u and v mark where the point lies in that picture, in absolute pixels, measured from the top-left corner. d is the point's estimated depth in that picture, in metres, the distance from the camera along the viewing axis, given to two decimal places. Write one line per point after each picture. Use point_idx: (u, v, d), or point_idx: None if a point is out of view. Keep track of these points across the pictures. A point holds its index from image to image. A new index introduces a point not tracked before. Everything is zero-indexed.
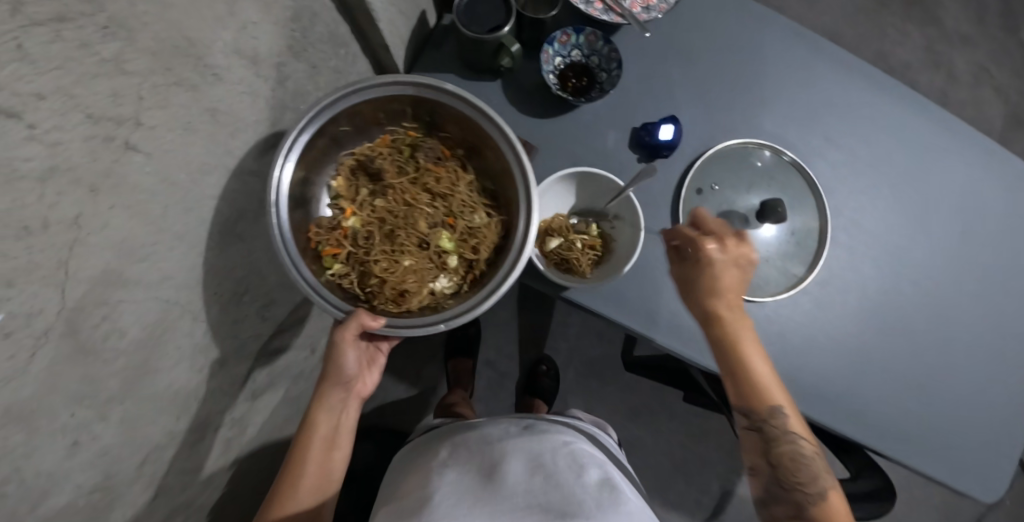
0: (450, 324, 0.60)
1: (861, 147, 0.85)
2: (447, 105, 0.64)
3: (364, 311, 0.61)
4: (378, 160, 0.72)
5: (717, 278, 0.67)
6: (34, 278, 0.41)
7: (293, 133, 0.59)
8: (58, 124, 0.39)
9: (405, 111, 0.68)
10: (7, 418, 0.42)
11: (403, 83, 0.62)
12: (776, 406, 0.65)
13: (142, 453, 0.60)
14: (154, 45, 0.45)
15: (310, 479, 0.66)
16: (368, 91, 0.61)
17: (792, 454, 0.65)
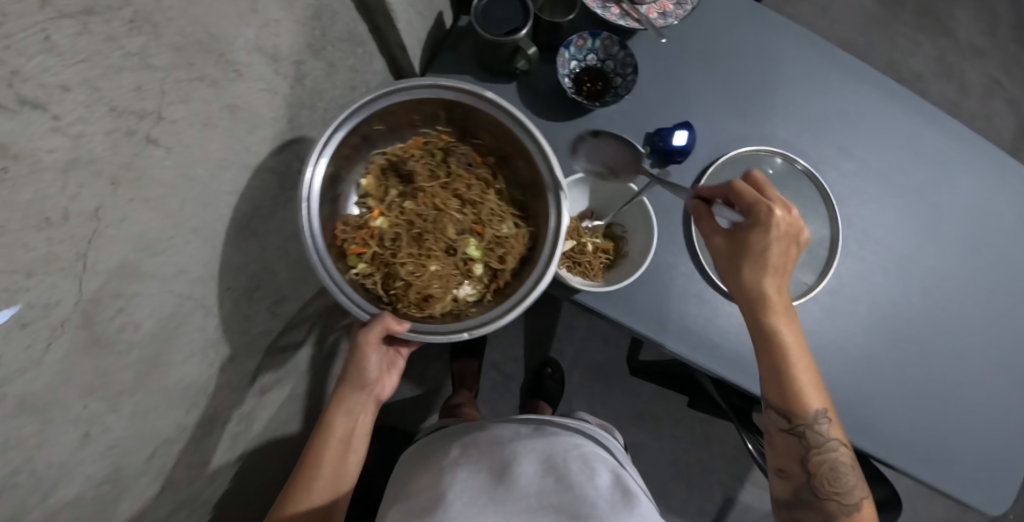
0: (473, 335, 0.61)
1: (873, 157, 0.85)
2: (480, 111, 0.66)
3: (389, 315, 0.62)
4: (410, 162, 0.74)
5: (767, 260, 0.66)
6: (52, 269, 0.41)
7: (333, 131, 0.60)
8: (82, 116, 0.39)
9: (439, 114, 0.70)
10: (21, 407, 0.42)
11: (440, 87, 0.63)
12: (818, 412, 0.67)
13: (151, 446, 0.60)
14: (178, 40, 0.45)
15: (325, 477, 0.67)
16: (406, 91, 0.63)
17: (830, 461, 0.67)
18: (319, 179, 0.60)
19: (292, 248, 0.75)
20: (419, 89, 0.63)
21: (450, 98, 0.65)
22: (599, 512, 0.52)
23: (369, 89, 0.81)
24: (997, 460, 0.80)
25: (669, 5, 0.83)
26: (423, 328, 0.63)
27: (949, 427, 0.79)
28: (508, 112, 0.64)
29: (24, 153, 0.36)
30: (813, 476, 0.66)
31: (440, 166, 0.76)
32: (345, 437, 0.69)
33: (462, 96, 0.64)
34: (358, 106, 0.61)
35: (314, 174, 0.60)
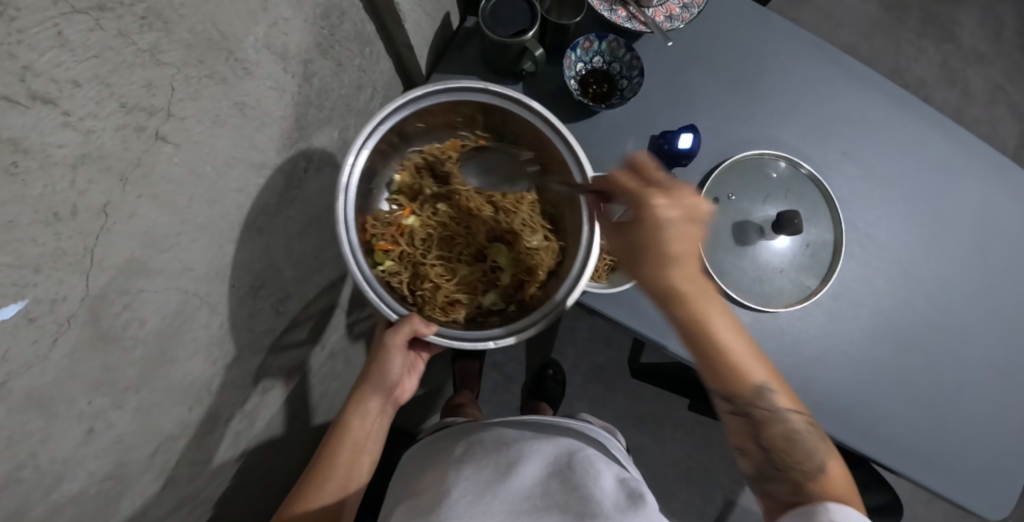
0: (498, 343, 0.64)
1: (877, 161, 0.85)
2: (515, 115, 0.69)
3: (417, 317, 0.65)
4: (447, 164, 0.78)
5: (669, 244, 0.55)
6: (60, 264, 0.41)
7: (377, 121, 0.64)
8: (92, 112, 0.39)
9: (476, 119, 0.73)
10: (26, 402, 0.42)
11: (480, 90, 0.67)
12: (761, 386, 0.59)
13: (155, 442, 0.60)
14: (189, 38, 0.45)
15: (339, 477, 0.66)
16: (449, 94, 0.67)
17: (783, 431, 0.60)
18: (356, 172, 0.64)
19: (297, 246, 0.75)
20: (459, 88, 0.67)
21: (487, 103, 0.69)
22: (606, 509, 0.52)
23: (375, 88, 0.81)
24: (1000, 467, 0.79)
25: (676, 8, 0.83)
26: (450, 334, 0.64)
27: (951, 432, 0.79)
28: (543, 120, 0.67)
29: (34, 148, 0.36)
30: (770, 451, 0.60)
31: (477, 169, 0.80)
32: (360, 438, 0.68)
33: (505, 101, 0.68)
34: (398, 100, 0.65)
35: (353, 163, 0.63)
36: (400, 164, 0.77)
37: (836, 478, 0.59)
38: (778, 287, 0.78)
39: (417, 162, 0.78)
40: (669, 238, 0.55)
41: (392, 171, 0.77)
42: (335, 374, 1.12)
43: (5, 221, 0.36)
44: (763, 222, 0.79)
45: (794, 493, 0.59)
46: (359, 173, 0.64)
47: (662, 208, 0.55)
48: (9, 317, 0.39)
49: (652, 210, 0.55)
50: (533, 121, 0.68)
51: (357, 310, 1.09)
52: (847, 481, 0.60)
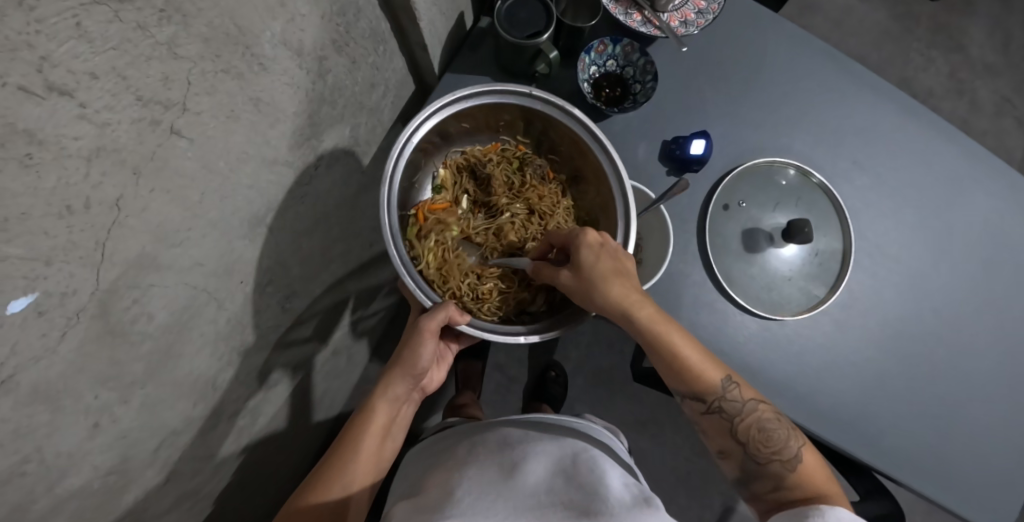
0: (529, 339, 0.63)
1: (888, 173, 0.85)
2: (556, 121, 0.69)
3: (453, 305, 0.64)
4: (487, 166, 0.78)
5: (610, 260, 0.62)
6: (71, 257, 0.41)
7: (432, 117, 0.66)
8: (109, 105, 0.39)
9: (517, 123, 0.74)
10: (34, 397, 0.43)
11: (529, 95, 0.68)
12: (722, 380, 0.65)
13: (158, 437, 0.60)
14: (207, 32, 0.44)
15: (360, 466, 0.66)
16: (503, 100, 0.68)
17: (757, 424, 0.64)
18: (401, 166, 0.64)
19: (306, 243, 0.75)
20: (509, 89, 0.67)
21: (529, 109, 0.69)
22: (617, 500, 0.52)
23: (387, 87, 0.80)
24: (1004, 480, 0.79)
25: (691, 14, 0.83)
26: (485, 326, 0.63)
27: (957, 444, 0.79)
28: (585, 126, 0.67)
29: (49, 140, 0.36)
30: (747, 443, 0.64)
31: (519, 176, 0.79)
32: (384, 426, 0.68)
33: (550, 109, 0.68)
34: (451, 98, 0.66)
35: (403, 153, 0.64)
36: (443, 162, 0.78)
37: (812, 469, 0.62)
38: (787, 296, 0.78)
39: (458, 162, 0.78)
40: (599, 259, 0.62)
41: (435, 168, 0.78)
42: (337, 372, 1.11)
43: (18, 214, 0.36)
44: (773, 229, 0.80)
45: (775, 487, 0.63)
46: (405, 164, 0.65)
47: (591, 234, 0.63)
48: (19, 310, 0.39)
49: (590, 233, 0.63)
50: (571, 125, 0.68)
51: (361, 308, 1.09)
52: (823, 472, 0.62)
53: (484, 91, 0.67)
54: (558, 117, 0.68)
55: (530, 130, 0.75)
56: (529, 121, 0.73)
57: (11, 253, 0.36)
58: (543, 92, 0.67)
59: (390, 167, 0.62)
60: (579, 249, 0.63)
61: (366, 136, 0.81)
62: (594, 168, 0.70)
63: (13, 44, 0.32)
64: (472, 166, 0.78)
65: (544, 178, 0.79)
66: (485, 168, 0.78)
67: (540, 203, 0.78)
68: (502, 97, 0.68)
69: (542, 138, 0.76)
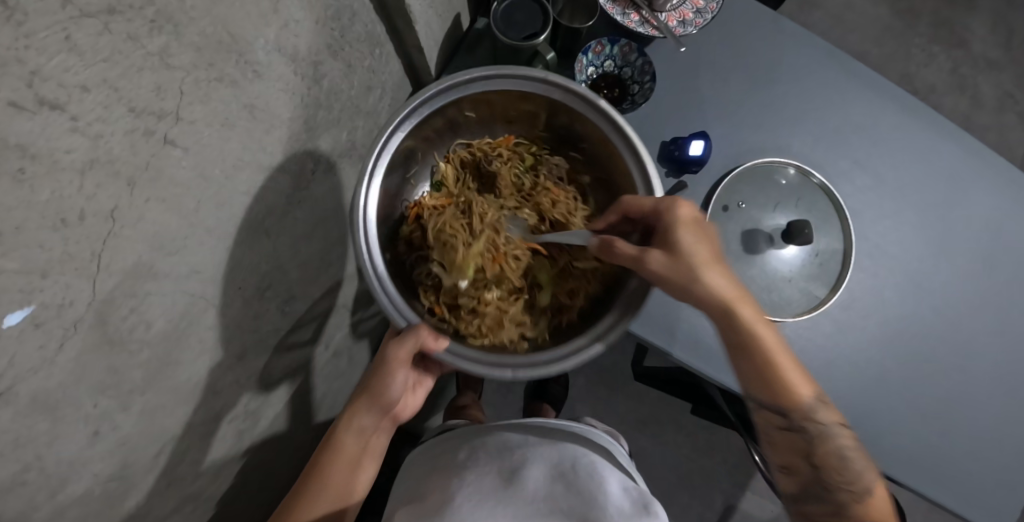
0: (518, 375, 0.61)
1: (889, 172, 0.84)
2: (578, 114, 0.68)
3: (426, 331, 0.62)
4: (493, 162, 0.77)
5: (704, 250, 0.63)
6: (67, 268, 0.41)
7: (430, 103, 0.66)
8: (101, 117, 0.39)
9: (535, 113, 0.73)
10: (33, 407, 0.43)
11: (548, 82, 0.66)
12: (811, 399, 0.64)
13: (158, 442, 0.60)
14: (200, 41, 0.44)
15: (331, 493, 0.67)
16: (516, 87, 0.67)
17: (836, 451, 0.63)
18: (383, 159, 0.64)
19: (304, 247, 0.75)
20: (526, 73, 0.65)
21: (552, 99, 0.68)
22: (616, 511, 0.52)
23: (384, 89, 0.80)
24: (1004, 480, 0.79)
25: (689, 14, 0.83)
26: (458, 355, 0.63)
27: (956, 443, 0.79)
28: (615, 124, 0.66)
29: (42, 154, 0.36)
30: (821, 469, 0.63)
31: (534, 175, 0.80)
32: (354, 455, 0.68)
33: (571, 100, 0.67)
34: (449, 90, 0.66)
35: (386, 146, 0.64)
36: (447, 156, 0.78)
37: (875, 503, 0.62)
38: (787, 297, 0.78)
39: (463, 156, 0.78)
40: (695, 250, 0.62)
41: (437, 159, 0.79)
42: (338, 373, 1.11)
43: (12, 227, 0.36)
44: (773, 231, 0.80)
45: (834, 514, 0.62)
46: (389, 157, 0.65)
47: (688, 218, 0.63)
48: (16, 323, 0.39)
49: (688, 218, 0.63)
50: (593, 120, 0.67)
51: (361, 309, 1.09)
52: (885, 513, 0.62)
53: (496, 72, 0.66)
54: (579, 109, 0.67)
55: (547, 122, 0.75)
56: (545, 111, 0.72)
57: (5, 266, 0.36)
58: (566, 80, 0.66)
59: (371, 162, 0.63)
60: (673, 230, 0.63)
61: (364, 139, 0.81)
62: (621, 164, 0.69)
63: (3, 59, 0.32)
64: (479, 161, 0.78)
65: (560, 177, 0.80)
66: (494, 161, 0.77)
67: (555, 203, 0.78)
68: (517, 86, 0.67)
69: (564, 133, 0.75)
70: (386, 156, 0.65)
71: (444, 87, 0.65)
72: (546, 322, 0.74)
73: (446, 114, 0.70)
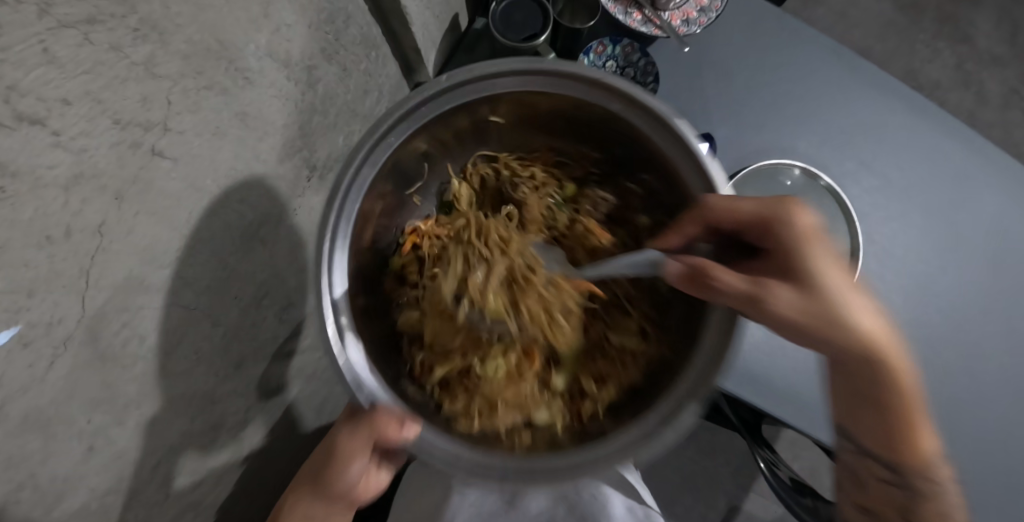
0: (504, 481, 0.54)
1: (894, 172, 0.82)
2: (636, 130, 0.60)
3: (388, 419, 0.55)
4: (521, 190, 0.73)
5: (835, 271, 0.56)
6: (55, 285, 0.40)
7: (447, 104, 0.59)
8: (85, 130, 0.37)
9: (583, 122, 0.65)
10: (26, 425, 0.42)
11: (601, 84, 0.58)
12: (926, 450, 0.59)
13: (155, 455, 0.59)
14: (187, 49, 0.43)
15: None
16: (559, 90, 0.59)
17: (941, 507, 0.60)
18: (354, 190, 0.57)
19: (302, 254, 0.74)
20: (580, 71, 0.58)
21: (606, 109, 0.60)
22: None
23: (381, 92, 0.78)
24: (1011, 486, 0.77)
25: (694, 12, 0.82)
26: (433, 443, 0.55)
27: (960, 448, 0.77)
28: (686, 145, 0.57)
29: (23, 171, 0.34)
30: None
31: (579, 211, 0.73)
32: None
33: (630, 113, 0.59)
34: (463, 90, 0.59)
35: (361, 167, 0.57)
36: (472, 172, 0.74)
37: None
38: None
39: (487, 173, 0.74)
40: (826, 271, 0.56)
41: (456, 175, 0.74)
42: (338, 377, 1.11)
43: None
44: None
45: None
46: (360, 188, 0.57)
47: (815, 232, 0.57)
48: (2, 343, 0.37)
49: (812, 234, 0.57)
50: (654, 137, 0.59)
51: None
52: None
53: (537, 67, 0.58)
54: (638, 122, 0.59)
55: (597, 139, 0.67)
56: (594, 125, 0.64)
57: None
58: (627, 84, 0.57)
59: (340, 191, 0.56)
60: (799, 246, 0.56)
61: None
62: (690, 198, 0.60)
63: None
64: (504, 187, 0.74)
65: (609, 217, 0.73)
66: (522, 185, 0.73)
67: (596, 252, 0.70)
68: (562, 88, 0.59)
69: (624, 161, 0.68)
70: (361, 185, 0.57)
71: (448, 84, 0.58)
72: (560, 409, 0.66)
73: (467, 117, 0.63)
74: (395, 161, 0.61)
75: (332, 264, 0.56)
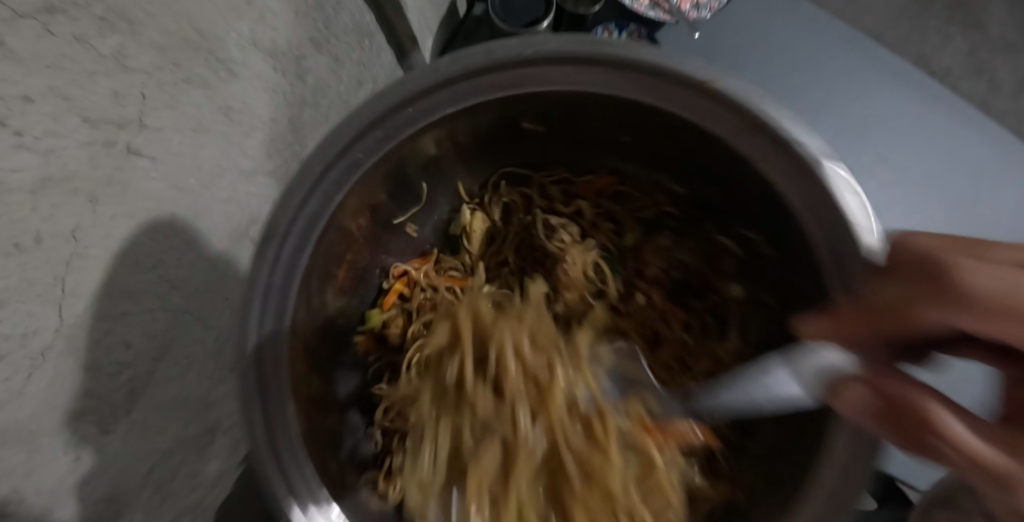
0: None
1: (915, 164, 0.76)
2: (746, 160, 0.49)
3: None
4: (545, 237, 0.70)
5: None
6: (29, 295, 0.37)
7: (477, 95, 0.50)
8: (52, 130, 0.35)
9: (656, 130, 0.54)
10: (3, 438, 0.37)
11: (715, 90, 0.47)
12: None
13: (149, 460, 0.53)
14: (161, 39, 0.41)
15: None
16: (647, 95, 0.49)
17: None
18: (291, 242, 0.48)
19: None
20: (687, 72, 0.47)
21: (697, 123, 0.49)
22: None
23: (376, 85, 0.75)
24: None
25: None
26: None
27: None
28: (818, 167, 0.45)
29: None
30: None
31: (637, 280, 0.70)
32: None
33: (740, 140, 0.48)
34: (479, 82, 0.50)
35: (304, 202, 0.48)
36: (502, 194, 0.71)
37: None
38: None
39: (517, 198, 0.71)
40: None
41: (467, 207, 0.70)
42: None
43: None
44: None
45: None
46: (298, 239, 0.48)
47: None
48: None
49: None
50: (769, 172, 0.48)
51: None
52: None
53: (626, 52, 0.48)
54: (750, 148, 0.48)
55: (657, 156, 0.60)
56: (671, 145, 0.56)
57: None
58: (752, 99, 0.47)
59: (275, 237, 0.48)
60: None
61: None
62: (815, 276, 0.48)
63: None
64: (533, 228, 0.71)
65: (674, 290, 0.68)
66: (559, 233, 0.70)
67: (659, 331, 0.66)
68: (650, 92, 0.49)
69: (722, 220, 0.61)
70: (306, 223, 0.48)
71: (469, 63, 0.49)
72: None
73: (495, 114, 0.54)
74: (400, 165, 0.55)
75: (259, 329, 0.47)
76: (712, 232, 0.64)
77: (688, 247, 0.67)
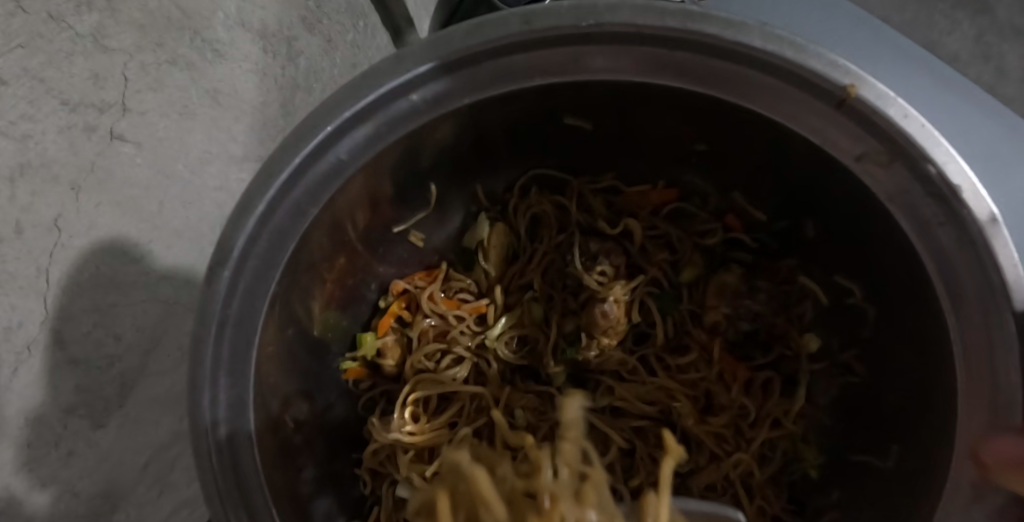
0: None
1: None
2: (868, 189, 0.34)
3: None
4: (578, 266, 0.57)
5: None
6: (9, 288, 0.35)
7: (512, 84, 0.34)
8: (27, 113, 0.33)
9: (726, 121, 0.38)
10: None
11: (848, 105, 0.30)
12: None
13: (145, 453, 0.50)
14: (143, 17, 0.40)
15: None
16: (734, 92, 0.33)
17: None
18: (250, 268, 0.36)
19: None
20: (812, 72, 0.30)
21: (819, 145, 0.34)
22: None
23: None
24: None
25: None
26: None
27: None
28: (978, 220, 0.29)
29: None
30: None
31: (694, 323, 0.58)
32: None
33: (869, 168, 0.32)
34: (486, 68, 0.34)
35: (269, 215, 0.35)
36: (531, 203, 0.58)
37: None
38: None
39: (547, 210, 0.59)
40: None
41: (488, 216, 0.58)
42: None
43: None
44: None
45: None
46: (260, 265, 0.36)
47: None
48: None
49: None
50: (913, 188, 0.31)
51: None
52: None
53: (716, 40, 0.30)
54: (879, 184, 0.33)
55: (743, 178, 0.48)
56: (762, 171, 0.45)
57: None
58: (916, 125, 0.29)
59: (232, 262, 0.35)
60: None
61: None
62: (925, 348, 0.36)
63: None
64: (568, 251, 0.58)
65: (738, 343, 0.56)
66: (601, 263, 0.56)
67: (713, 394, 0.56)
68: (744, 94, 0.33)
69: (812, 257, 0.50)
70: (275, 239, 0.36)
71: (447, 56, 0.33)
72: None
73: (536, 102, 0.40)
74: (412, 150, 0.41)
75: (215, 380, 0.36)
76: (794, 268, 0.53)
77: (763, 289, 0.54)
